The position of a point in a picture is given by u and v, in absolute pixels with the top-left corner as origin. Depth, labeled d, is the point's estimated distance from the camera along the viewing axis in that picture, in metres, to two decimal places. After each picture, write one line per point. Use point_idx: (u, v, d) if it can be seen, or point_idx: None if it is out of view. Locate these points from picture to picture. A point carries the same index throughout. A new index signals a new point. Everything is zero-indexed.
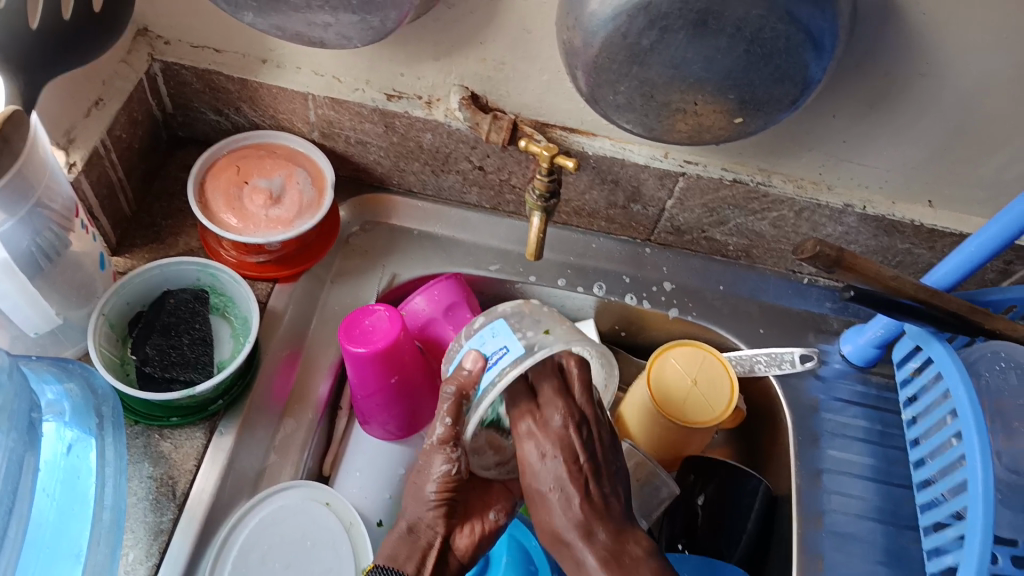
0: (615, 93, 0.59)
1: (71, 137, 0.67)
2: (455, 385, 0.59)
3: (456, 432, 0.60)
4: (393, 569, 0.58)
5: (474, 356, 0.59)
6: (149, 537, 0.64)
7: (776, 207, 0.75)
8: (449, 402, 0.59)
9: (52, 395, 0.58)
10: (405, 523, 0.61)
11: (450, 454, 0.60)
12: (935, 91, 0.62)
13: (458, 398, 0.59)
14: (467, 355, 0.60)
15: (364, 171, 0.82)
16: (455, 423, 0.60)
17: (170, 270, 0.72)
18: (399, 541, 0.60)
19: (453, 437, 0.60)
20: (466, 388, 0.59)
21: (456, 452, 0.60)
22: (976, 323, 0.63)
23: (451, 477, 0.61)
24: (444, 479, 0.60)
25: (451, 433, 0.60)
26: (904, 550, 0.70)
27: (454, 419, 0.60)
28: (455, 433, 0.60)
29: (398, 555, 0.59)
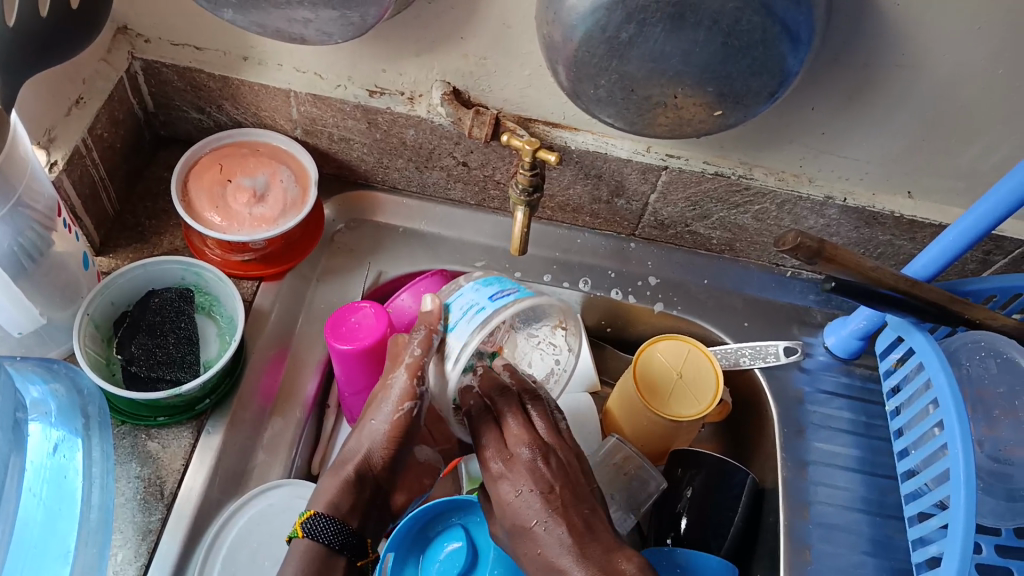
0: (596, 87, 0.59)
1: (52, 136, 0.67)
2: (426, 326, 0.60)
3: (422, 365, 0.60)
4: (336, 518, 0.59)
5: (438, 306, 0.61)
6: (138, 537, 0.64)
7: (758, 200, 0.75)
8: (420, 337, 0.60)
9: (37, 394, 0.58)
10: (355, 466, 0.61)
11: (414, 389, 0.61)
12: (911, 83, 0.62)
13: (430, 334, 0.60)
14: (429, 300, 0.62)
15: (348, 168, 0.82)
16: (424, 356, 0.60)
17: (153, 269, 0.71)
18: (344, 491, 0.61)
19: (419, 370, 0.60)
20: (433, 327, 0.60)
21: (419, 388, 0.61)
22: (956, 312, 0.63)
23: (408, 418, 0.62)
24: (401, 416, 0.61)
25: (417, 366, 0.60)
26: (891, 540, 0.70)
27: (424, 353, 0.60)
28: (422, 365, 0.60)
29: (340, 505, 0.60)
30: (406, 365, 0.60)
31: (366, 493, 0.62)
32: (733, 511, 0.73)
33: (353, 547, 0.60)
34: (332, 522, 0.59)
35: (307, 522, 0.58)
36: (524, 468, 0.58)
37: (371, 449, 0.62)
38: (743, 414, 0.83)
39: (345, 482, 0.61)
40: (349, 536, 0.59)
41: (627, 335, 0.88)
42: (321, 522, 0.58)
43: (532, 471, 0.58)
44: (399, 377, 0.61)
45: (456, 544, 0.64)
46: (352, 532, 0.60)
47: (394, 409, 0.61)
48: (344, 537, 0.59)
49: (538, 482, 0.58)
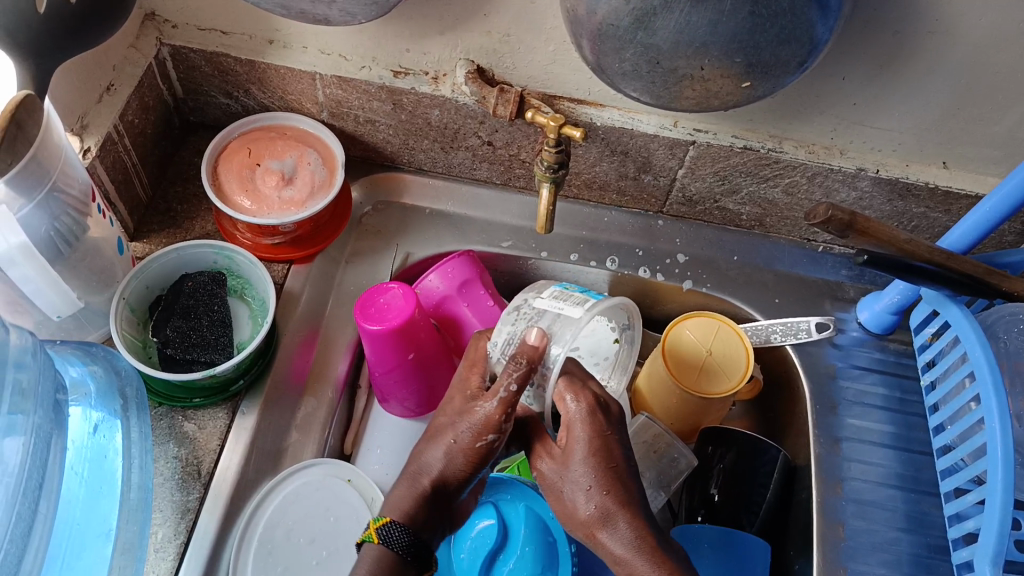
0: (621, 60, 0.59)
1: (85, 123, 0.68)
2: (525, 359, 0.53)
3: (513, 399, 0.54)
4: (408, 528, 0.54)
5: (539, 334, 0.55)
6: (177, 516, 0.65)
7: (788, 173, 0.74)
8: (518, 371, 0.53)
9: (76, 375, 0.60)
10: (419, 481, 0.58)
11: (499, 422, 0.55)
12: (946, 49, 0.60)
13: (530, 370, 0.53)
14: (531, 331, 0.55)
15: (374, 150, 0.83)
16: (519, 391, 0.54)
17: (186, 253, 0.72)
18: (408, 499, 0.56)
19: (510, 407, 0.54)
20: (536, 363, 0.54)
21: (507, 424, 0.55)
22: (993, 285, 0.62)
23: (488, 448, 0.56)
24: (481, 446, 0.55)
25: (508, 402, 0.54)
26: (926, 516, 0.70)
27: (520, 387, 0.54)
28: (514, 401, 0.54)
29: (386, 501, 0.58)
30: (495, 400, 0.54)
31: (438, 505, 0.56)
32: (765, 488, 0.72)
33: (416, 565, 0.54)
34: (406, 531, 0.54)
35: (385, 530, 0.54)
36: (577, 423, 0.55)
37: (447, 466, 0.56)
38: (773, 390, 0.83)
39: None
40: (416, 555, 0.54)
41: (656, 313, 0.88)
42: (397, 534, 0.54)
43: (588, 419, 0.55)
44: (484, 405, 0.55)
45: (489, 521, 0.66)
46: (418, 551, 0.54)
47: (473, 437, 0.55)
48: (414, 552, 0.54)
49: (592, 432, 0.55)
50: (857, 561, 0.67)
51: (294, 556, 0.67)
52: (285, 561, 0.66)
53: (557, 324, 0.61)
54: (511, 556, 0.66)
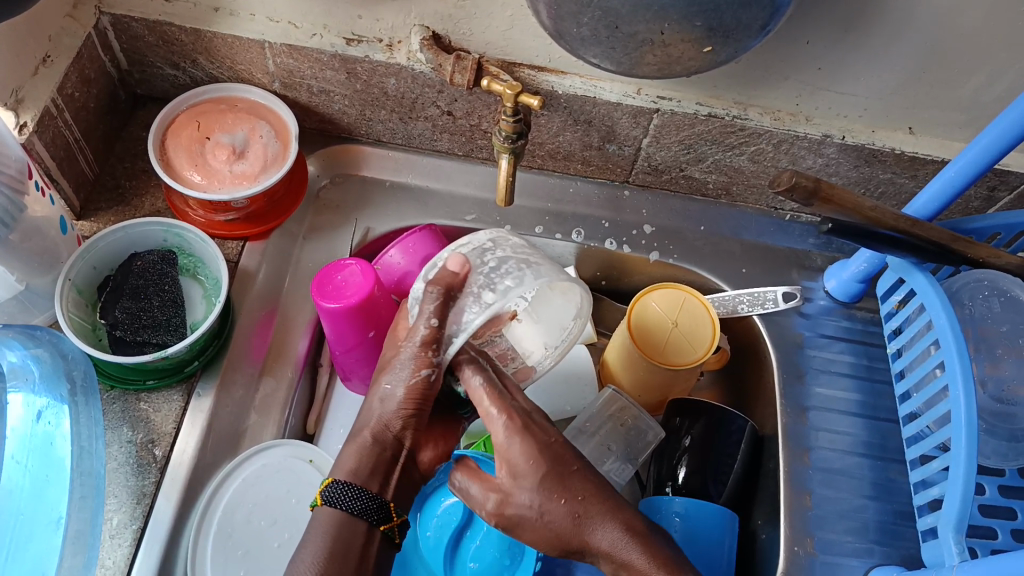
0: (579, 25, 0.56)
1: (20, 97, 0.65)
2: (443, 283, 0.56)
3: (439, 335, 0.56)
4: (355, 484, 0.56)
5: (460, 260, 0.58)
6: (132, 501, 0.63)
7: (754, 140, 0.73)
8: (434, 301, 0.56)
9: (17, 359, 0.57)
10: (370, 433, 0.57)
11: (429, 358, 0.56)
12: (910, 12, 0.59)
13: (445, 296, 0.56)
14: (450, 259, 0.58)
15: (331, 121, 0.80)
16: (441, 325, 0.56)
17: (135, 231, 0.70)
18: (362, 454, 0.57)
19: (436, 341, 0.56)
20: (454, 288, 0.57)
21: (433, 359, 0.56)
22: (959, 252, 0.61)
23: (427, 384, 0.57)
24: (417, 384, 0.57)
25: (433, 337, 0.56)
26: (892, 483, 0.70)
27: (439, 320, 0.56)
28: (439, 336, 0.56)
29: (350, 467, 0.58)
30: (419, 335, 0.56)
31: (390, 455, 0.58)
32: (733, 458, 0.72)
33: (379, 513, 0.55)
34: (352, 489, 0.55)
35: (326, 488, 0.55)
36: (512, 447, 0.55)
37: (386, 415, 0.57)
38: (741, 361, 0.82)
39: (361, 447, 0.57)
40: (375, 503, 0.55)
41: (624, 286, 0.87)
42: (343, 488, 0.55)
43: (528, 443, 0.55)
44: (411, 343, 0.57)
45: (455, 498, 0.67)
46: (375, 497, 0.56)
47: (410, 374, 0.56)
48: (367, 503, 0.55)
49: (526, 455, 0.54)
50: (824, 530, 0.67)
51: (254, 539, 0.65)
52: (245, 544, 0.65)
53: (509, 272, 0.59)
54: (477, 533, 0.66)
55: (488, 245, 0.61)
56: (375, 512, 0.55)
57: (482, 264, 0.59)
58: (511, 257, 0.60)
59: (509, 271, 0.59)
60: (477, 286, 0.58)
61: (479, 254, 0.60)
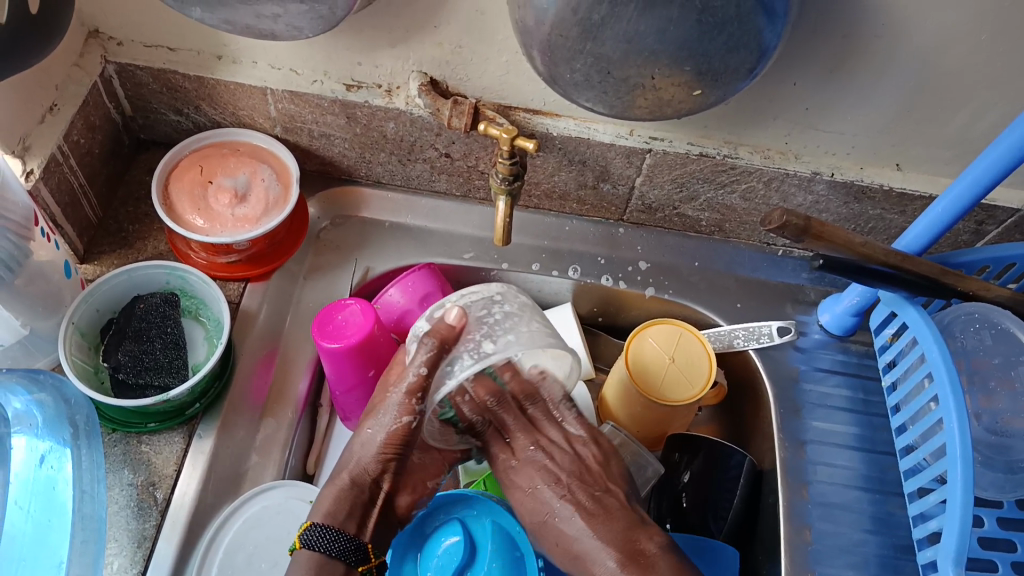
0: (572, 70, 0.58)
1: (27, 144, 0.66)
2: (437, 336, 0.59)
3: (425, 382, 0.60)
4: (333, 526, 0.60)
5: (459, 313, 0.60)
6: (133, 545, 0.64)
7: (745, 179, 0.74)
8: (428, 352, 0.59)
9: (21, 406, 0.58)
10: (348, 478, 0.63)
11: (413, 406, 0.61)
12: (892, 53, 0.61)
13: (439, 348, 0.59)
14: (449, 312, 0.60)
15: (331, 164, 0.82)
16: (428, 374, 0.60)
17: (137, 275, 0.71)
18: (343, 496, 0.63)
19: (422, 389, 0.60)
20: (446, 343, 0.59)
21: (419, 405, 0.61)
22: (948, 285, 0.62)
23: (407, 429, 0.62)
24: (399, 429, 0.62)
25: (417, 387, 0.60)
26: (892, 517, 0.70)
27: (429, 370, 0.60)
28: (424, 385, 0.60)
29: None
30: (407, 382, 0.61)
31: (365, 497, 0.63)
32: (732, 493, 0.72)
33: (357, 554, 0.61)
34: (329, 531, 0.60)
35: (306, 531, 0.60)
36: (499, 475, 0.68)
37: (365, 459, 0.63)
38: (738, 396, 0.83)
39: (339, 490, 0.63)
40: (352, 544, 0.60)
41: (620, 321, 0.87)
42: (322, 533, 0.60)
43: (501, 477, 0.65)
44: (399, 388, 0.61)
45: (455, 538, 0.64)
46: (352, 538, 0.61)
47: (393, 421, 0.62)
48: (345, 543, 0.60)
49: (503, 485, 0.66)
50: (825, 564, 0.67)
51: None
52: None
53: (519, 329, 0.60)
54: (476, 574, 0.63)
55: (494, 297, 0.62)
56: (352, 553, 0.60)
57: (489, 313, 0.61)
58: (516, 312, 0.62)
59: (513, 323, 0.61)
60: (477, 335, 0.60)
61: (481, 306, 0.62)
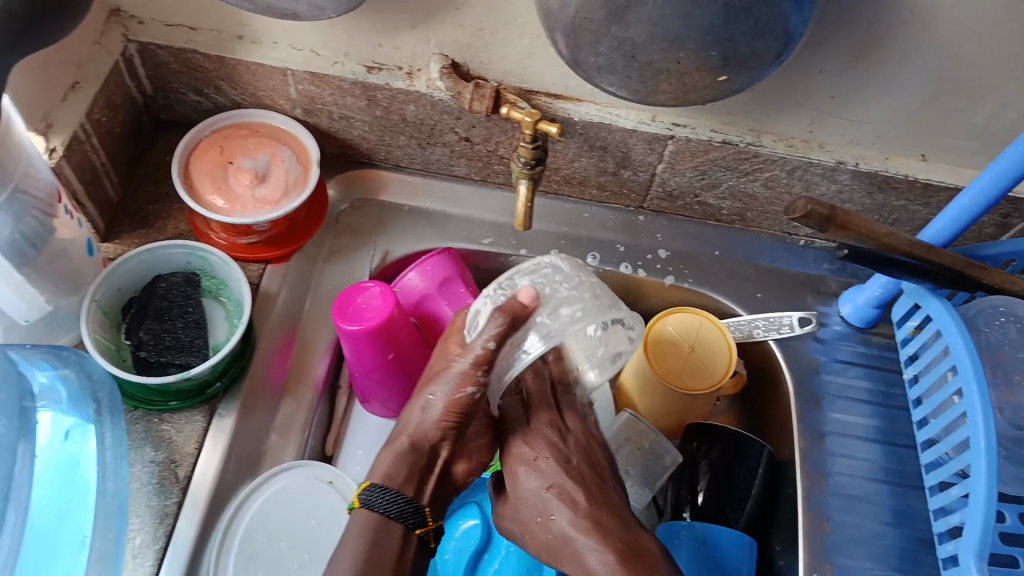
0: (595, 54, 0.57)
1: (49, 122, 0.67)
2: (510, 312, 0.58)
3: (489, 356, 0.59)
4: (393, 490, 0.58)
5: (530, 292, 0.60)
6: (155, 521, 0.64)
7: (768, 167, 0.74)
8: (498, 326, 0.58)
9: (46, 381, 0.58)
10: (408, 440, 0.61)
11: (477, 376, 0.60)
12: (921, 41, 0.60)
13: (508, 325, 0.58)
14: (521, 291, 0.60)
15: (350, 147, 0.81)
16: (496, 348, 0.59)
17: (159, 253, 0.71)
18: (399, 461, 0.60)
19: (487, 362, 0.59)
20: (517, 318, 0.59)
21: (481, 376, 0.60)
22: (974, 278, 0.61)
23: (468, 401, 0.60)
24: (462, 399, 0.60)
25: (485, 358, 0.59)
26: (911, 510, 0.69)
27: (495, 345, 0.59)
28: (490, 357, 0.59)
29: None
30: (474, 355, 0.59)
31: (425, 462, 0.61)
32: (751, 483, 0.72)
33: (415, 518, 0.58)
34: (388, 493, 0.57)
35: (364, 492, 0.58)
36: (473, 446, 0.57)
37: (426, 424, 0.61)
38: (756, 387, 0.82)
39: (398, 454, 0.60)
40: (410, 507, 0.58)
41: (638, 310, 0.87)
42: (379, 493, 0.58)
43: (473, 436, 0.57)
44: (461, 361, 0.60)
45: (473, 521, 0.68)
46: (410, 501, 0.58)
47: (454, 391, 0.60)
48: (402, 506, 0.57)
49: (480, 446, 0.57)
50: (843, 556, 0.67)
51: (274, 562, 0.66)
52: (265, 566, 0.65)
53: (607, 297, 0.63)
54: (495, 556, 0.66)
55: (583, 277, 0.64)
56: (410, 516, 0.57)
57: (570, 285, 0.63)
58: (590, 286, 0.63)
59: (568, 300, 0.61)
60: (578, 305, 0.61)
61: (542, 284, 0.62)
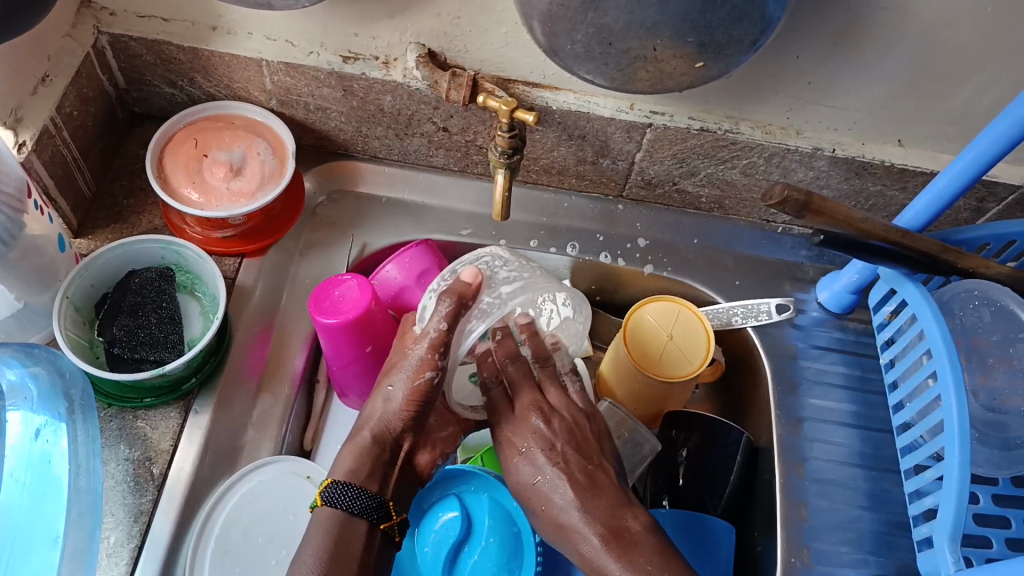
0: (572, 42, 0.57)
1: (19, 116, 0.66)
2: (456, 292, 0.60)
3: (445, 338, 0.60)
4: (355, 485, 0.58)
5: (473, 272, 0.62)
6: (129, 519, 0.63)
7: (745, 154, 0.74)
8: (449, 306, 0.60)
9: (15, 378, 0.57)
10: (370, 434, 0.61)
11: (435, 360, 0.60)
12: (895, 27, 0.60)
13: (458, 304, 0.60)
14: (464, 272, 0.63)
15: (327, 138, 0.81)
16: (450, 329, 0.60)
17: (131, 248, 0.70)
18: (362, 455, 0.60)
19: (443, 344, 0.60)
20: (465, 298, 0.61)
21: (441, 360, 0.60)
22: (947, 262, 0.61)
23: (428, 387, 0.61)
24: (421, 386, 0.60)
25: (440, 341, 0.60)
26: (887, 493, 0.70)
27: (448, 326, 0.60)
28: (446, 339, 0.60)
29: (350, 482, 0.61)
30: (429, 338, 0.60)
31: (388, 456, 0.61)
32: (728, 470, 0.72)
33: (379, 513, 0.58)
34: (351, 489, 0.58)
35: (326, 490, 0.58)
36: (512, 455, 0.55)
37: (388, 415, 0.61)
38: (736, 374, 0.83)
39: (359, 448, 0.60)
40: (374, 502, 0.58)
41: (618, 299, 0.87)
42: (341, 490, 0.58)
43: None
44: (419, 348, 0.60)
45: (452, 512, 0.64)
46: (374, 496, 0.58)
47: (414, 377, 0.60)
48: (365, 502, 0.58)
49: None
50: (820, 540, 0.68)
51: (253, 556, 0.65)
52: (243, 561, 0.65)
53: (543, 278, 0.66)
54: (475, 548, 0.63)
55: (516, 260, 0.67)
56: (374, 511, 0.58)
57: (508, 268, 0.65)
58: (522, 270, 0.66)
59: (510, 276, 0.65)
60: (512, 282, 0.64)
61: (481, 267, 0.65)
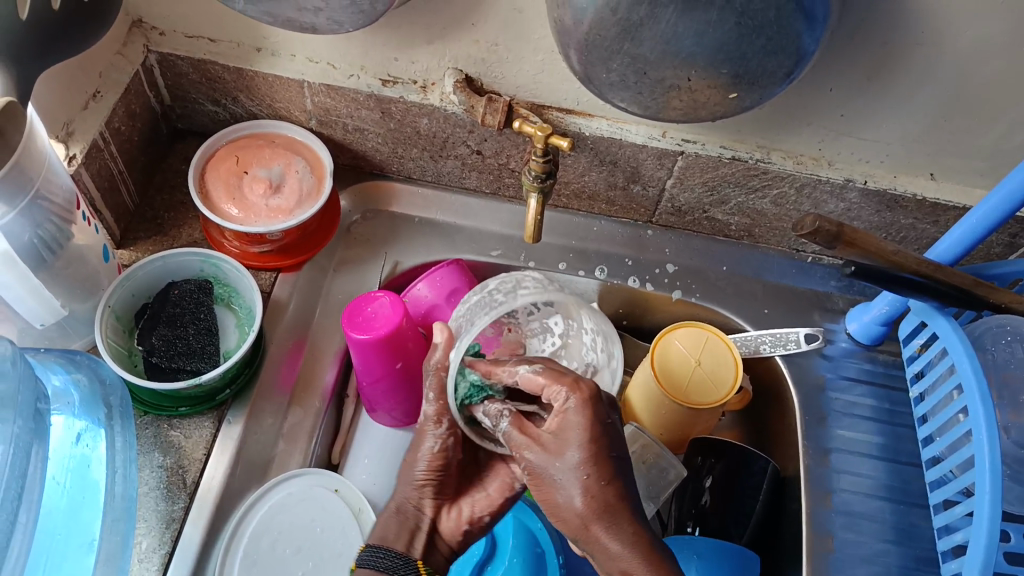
0: (608, 70, 0.58)
1: (70, 130, 0.68)
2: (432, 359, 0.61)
3: (443, 406, 0.61)
4: (384, 548, 0.59)
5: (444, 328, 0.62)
6: (161, 526, 0.65)
7: (777, 183, 0.74)
8: (432, 378, 0.61)
9: (59, 384, 0.58)
10: (394, 505, 0.62)
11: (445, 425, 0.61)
12: (930, 62, 0.61)
13: (439, 371, 0.61)
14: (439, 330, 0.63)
15: (363, 158, 0.82)
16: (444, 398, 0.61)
17: (172, 261, 0.72)
18: (388, 522, 0.61)
19: (444, 412, 0.61)
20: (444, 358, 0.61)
21: (444, 429, 0.61)
22: (980, 297, 0.61)
23: (441, 454, 0.62)
24: (437, 456, 0.61)
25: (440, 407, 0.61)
26: (915, 528, 0.69)
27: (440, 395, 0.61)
28: (443, 407, 0.61)
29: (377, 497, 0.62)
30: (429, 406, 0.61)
31: (412, 522, 0.61)
32: (754, 498, 0.72)
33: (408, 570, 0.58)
34: (385, 553, 0.58)
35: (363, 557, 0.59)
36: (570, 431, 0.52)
37: (410, 485, 0.62)
38: (762, 402, 0.83)
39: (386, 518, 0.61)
40: (401, 560, 0.58)
41: (645, 324, 0.87)
42: (373, 553, 0.58)
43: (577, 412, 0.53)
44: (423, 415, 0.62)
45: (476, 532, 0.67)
46: (402, 557, 0.58)
47: (427, 445, 0.62)
48: (395, 560, 0.58)
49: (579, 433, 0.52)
50: (847, 573, 0.67)
51: (279, 567, 0.66)
52: (270, 571, 0.66)
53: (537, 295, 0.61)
54: (499, 566, 0.66)
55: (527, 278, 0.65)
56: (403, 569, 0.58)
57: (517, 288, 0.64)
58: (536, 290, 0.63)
59: (529, 288, 0.63)
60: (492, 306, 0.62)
61: (509, 282, 0.65)
